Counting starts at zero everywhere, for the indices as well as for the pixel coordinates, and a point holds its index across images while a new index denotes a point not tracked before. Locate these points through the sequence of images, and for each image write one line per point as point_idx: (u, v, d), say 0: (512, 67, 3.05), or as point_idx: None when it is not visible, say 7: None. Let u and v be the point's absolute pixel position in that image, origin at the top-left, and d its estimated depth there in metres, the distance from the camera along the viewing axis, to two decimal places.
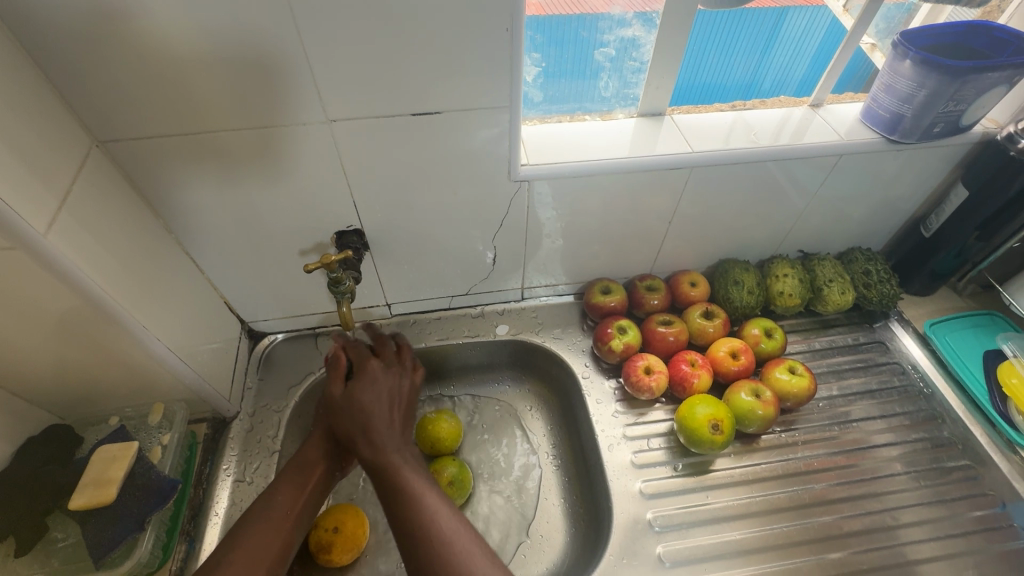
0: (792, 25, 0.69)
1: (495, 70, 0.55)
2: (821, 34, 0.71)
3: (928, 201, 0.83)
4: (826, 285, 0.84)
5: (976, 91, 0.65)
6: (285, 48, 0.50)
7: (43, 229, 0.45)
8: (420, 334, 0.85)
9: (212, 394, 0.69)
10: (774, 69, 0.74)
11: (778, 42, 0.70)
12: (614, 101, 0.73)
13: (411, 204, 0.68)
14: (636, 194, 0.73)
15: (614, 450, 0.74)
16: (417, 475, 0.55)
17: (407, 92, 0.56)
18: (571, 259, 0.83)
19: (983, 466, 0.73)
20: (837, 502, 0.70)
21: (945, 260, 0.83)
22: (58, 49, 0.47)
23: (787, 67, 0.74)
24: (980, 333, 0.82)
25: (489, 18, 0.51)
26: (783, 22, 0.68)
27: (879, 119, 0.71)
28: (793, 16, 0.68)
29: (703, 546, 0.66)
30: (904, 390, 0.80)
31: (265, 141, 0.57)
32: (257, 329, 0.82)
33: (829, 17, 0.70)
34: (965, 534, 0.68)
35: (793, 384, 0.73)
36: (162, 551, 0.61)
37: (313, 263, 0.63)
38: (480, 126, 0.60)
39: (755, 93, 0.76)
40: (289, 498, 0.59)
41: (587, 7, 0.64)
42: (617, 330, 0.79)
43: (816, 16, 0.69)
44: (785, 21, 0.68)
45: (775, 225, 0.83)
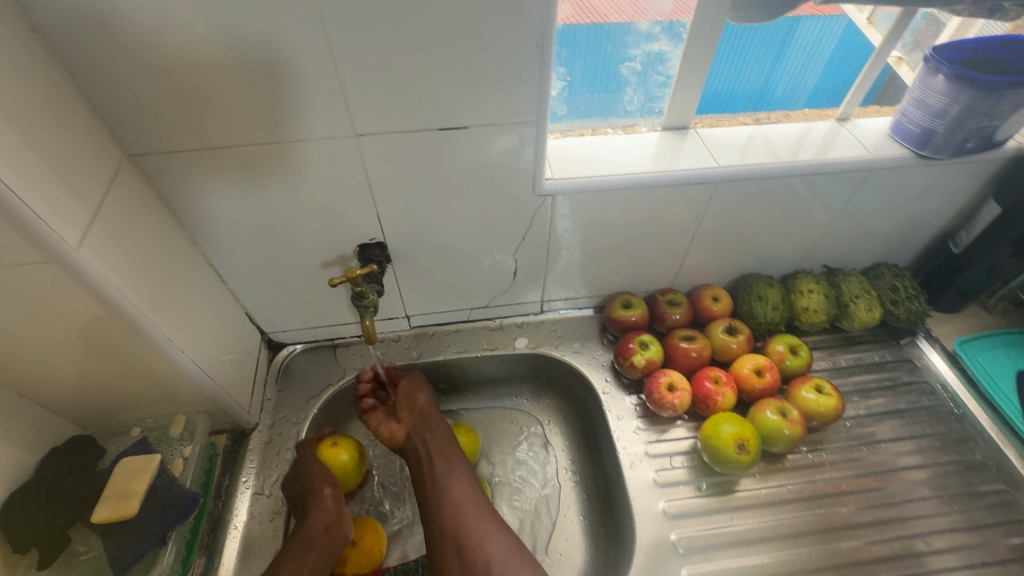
0: (804, 34, 0.68)
1: (523, 85, 0.55)
2: (833, 42, 0.70)
3: (958, 217, 0.81)
4: (852, 301, 0.82)
5: (1012, 106, 0.63)
6: (317, 62, 0.50)
7: (76, 242, 0.45)
8: (438, 346, 0.84)
9: (233, 405, 0.69)
10: (786, 79, 0.72)
11: (790, 50, 0.69)
12: (638, 115, 0.72)
13: (434, 217, 0.67)
14: (659, 208, 0.73)
15: (635, 467, 0.73)
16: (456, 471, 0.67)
17: (434, 106, 0.55)
18: (591, 272, 0.82)
19: (1018, 490, 0.71)
20: (865, 525, 0.68)
21: (976, 277, 0.81)
22: (95, 63, 0.47)
23: (798, 77, 0.72)
24: (1012, 352, 0.80)
25: (519, 34, 0.51)
26: (794, 31, 0.67)
27: (910, 134, 0.70)
28: (804, 25, 0.66)
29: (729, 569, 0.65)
30: (934, 411, 0.78)
31: (291, 154, 0.57)
32: (276, 339, 0.82)
33: (842, 26, 0.68)
34: (1001, 561, 0.66)
35: (819, 403, 0.72)
36: (182, 565, 0.61)
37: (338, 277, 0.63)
38: (505, 139, 0.60)
39: (767, 102, 0.75)
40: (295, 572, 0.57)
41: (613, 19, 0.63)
42: (638, 345, 0.78)
43: (828, 25, 0.68)
44: (797, 30, 0.67)
45: (800, 239, 0.82)
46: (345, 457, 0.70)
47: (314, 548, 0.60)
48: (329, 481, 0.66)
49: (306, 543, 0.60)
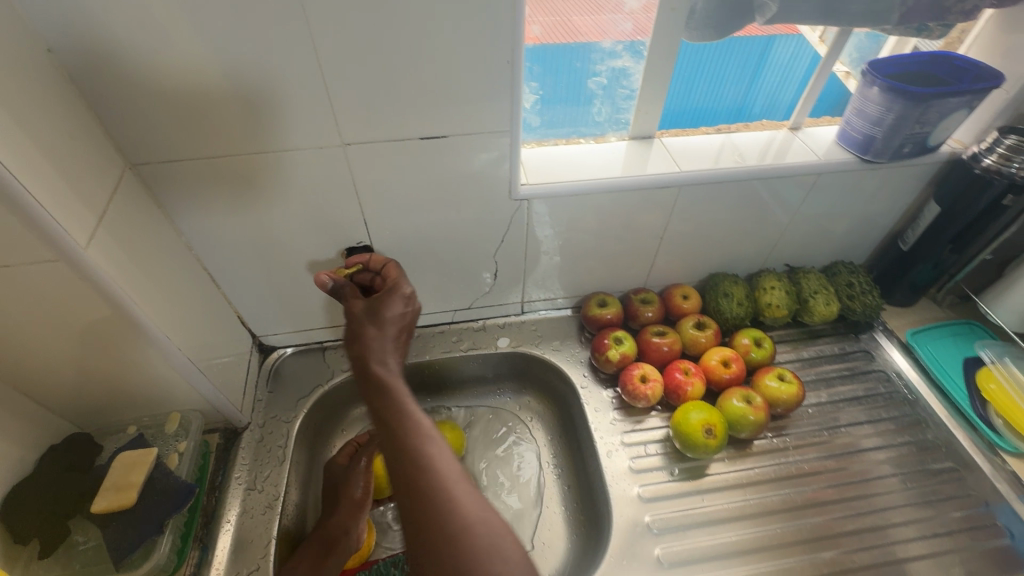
0: (779, 53, 0.74)
1: (497, 99, 0.60)
2: (805, 63, 0.76)
3: (904, 217, 0.88)
4: (811, 297, 0.88)
5: (940, 114, 0.70)
6: (307, 78, 0.55)
7: (84, 242, 0.48)
8: (424, 346, 0.89)
9: (226, 404, 0.72)
10: (763, 95, 0.79)
11: (766, 68, 0.75)
12: (607, 126, 0.78)
13: (419, 221, 0.72)
14: (630, 213, 0.78)
15: (612, 456, 0.77)
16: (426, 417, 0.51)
17: (416, 118, 0.60)
18: (568, 275, 0.87)
19: (967, 468, 0.76)
20: (828, 503, 0.73)
21: (924, 272, 0.87)
22: (101, 78, 0.51)
23: (775, 94, 0.79)
24: (960, 341, 0.86)
25: (494, 51, 0.56)
26: (770, 49, 0.73)
27: (853, 141, 0.76)
28: (779, 44, 0.73)
29: (700, 547, 0.68)
30: (889, 396, 0.84)
31: (283, 163, 0.62)
32: (267, 343, 0.86)
33: (810, 55, 0.75)
34: (952, 532, 0.70)
35: (782, 390, 0.77)
36: (177, 556, 0.63)
37: (357, 258, 0.70)
38: (482, 148, 0.64)
39: (746, 116, 0.81)
40: None
41: (583, 35, 0.68)
42: (613, 340, 0.82)
43: (801, 47, 0.74)
44: (772, 49, 0.73)
45: (761, 240, 0.88)
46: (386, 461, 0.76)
47: (330, 552, 0.66)
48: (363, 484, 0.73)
49: (326, 544, 0.67)
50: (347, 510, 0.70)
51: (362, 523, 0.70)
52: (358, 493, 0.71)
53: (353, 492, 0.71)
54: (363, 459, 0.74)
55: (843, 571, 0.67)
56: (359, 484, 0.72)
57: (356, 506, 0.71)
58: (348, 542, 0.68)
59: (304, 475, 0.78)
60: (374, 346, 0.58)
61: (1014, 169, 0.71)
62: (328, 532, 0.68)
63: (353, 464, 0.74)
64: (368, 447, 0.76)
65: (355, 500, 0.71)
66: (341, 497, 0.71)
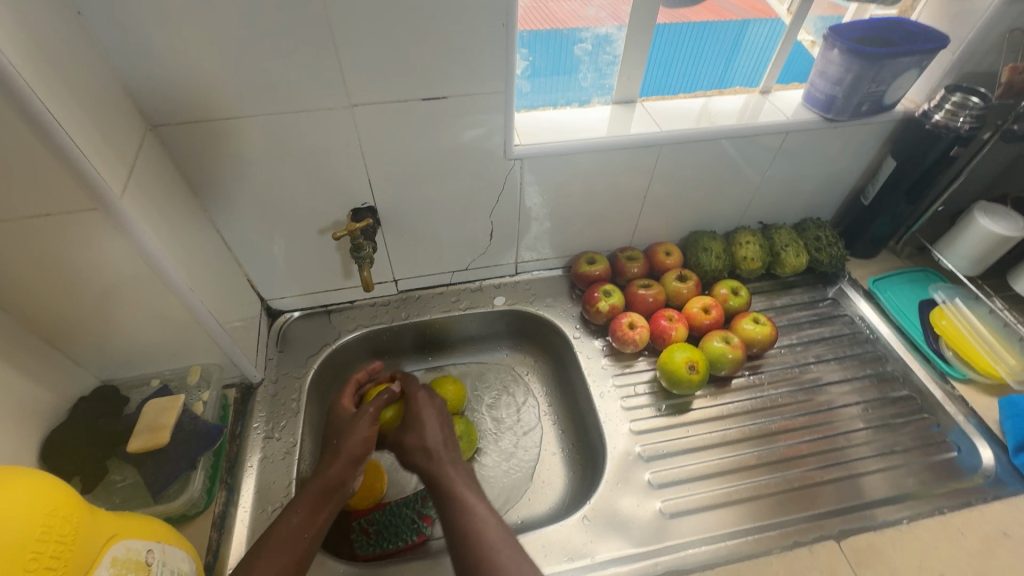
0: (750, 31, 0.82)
1: (494, 61, 0.64)
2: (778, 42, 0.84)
3: (865, 174, 0.96)
4: (783, 250, 0.95)
5: (893, 74, 0.77)
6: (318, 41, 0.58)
7: (119, 192, 0.52)
8: (424, 306, 0.94)
9: (242, 359, 0.76)
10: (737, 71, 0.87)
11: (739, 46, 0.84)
12: (592, 91, 0.83)
13: (419, 182, 0.76)
14: (615, 174, 0.84)
15: (605, 397, 0.83)
16: (468, 490, 0.63)
17: (417, 81, 0.64)
18: (559, 235, 0.93)
19: (921, 395, 0.84)
20: (796, 430, 0.80)
21: (884, 223, 0.96)
22: (125, 41, 0.54)
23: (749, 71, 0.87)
24: (916, 286, 0.95)
25: (489, 14, 0.59)
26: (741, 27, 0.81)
27: (817, 101, 0.83)
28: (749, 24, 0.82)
29: (685, 470, 0.76)
30: (853, 336, 0.92)
31: (294, 125, 0.65)
32: (275, 306, 0.90)
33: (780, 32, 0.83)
34: (907, 449, 0.78)
35: (756, 331, 0.84)
36: (207, 494, 0.67)
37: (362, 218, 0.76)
38: (479, 108, 0.68)
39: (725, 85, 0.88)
40: (302, 525, 0.60)
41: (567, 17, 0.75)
42: (602, 293, 0.89)
43: (773, 26, 0.83)
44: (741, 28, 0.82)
45: (736, 198, 0.94)
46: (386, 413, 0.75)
47: (329, 499, 0.63)
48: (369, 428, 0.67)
49: (325, 493, 0.62)
50: (347, 458, 0.65)
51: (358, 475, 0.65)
52: (361, 443, 0.66)
53: (354, 442, 0.66)
54: (373, 405, 0.69)
55: (810, 485, 0.74)
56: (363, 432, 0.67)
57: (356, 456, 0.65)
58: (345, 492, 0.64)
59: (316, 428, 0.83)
60: (423, 438, 0.68)
61: (960, 124, 0.79)
62: (326, 480, 0.63)
63: (361, 411, 0.69)
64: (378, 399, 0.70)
65: (355, 454, 0.65)
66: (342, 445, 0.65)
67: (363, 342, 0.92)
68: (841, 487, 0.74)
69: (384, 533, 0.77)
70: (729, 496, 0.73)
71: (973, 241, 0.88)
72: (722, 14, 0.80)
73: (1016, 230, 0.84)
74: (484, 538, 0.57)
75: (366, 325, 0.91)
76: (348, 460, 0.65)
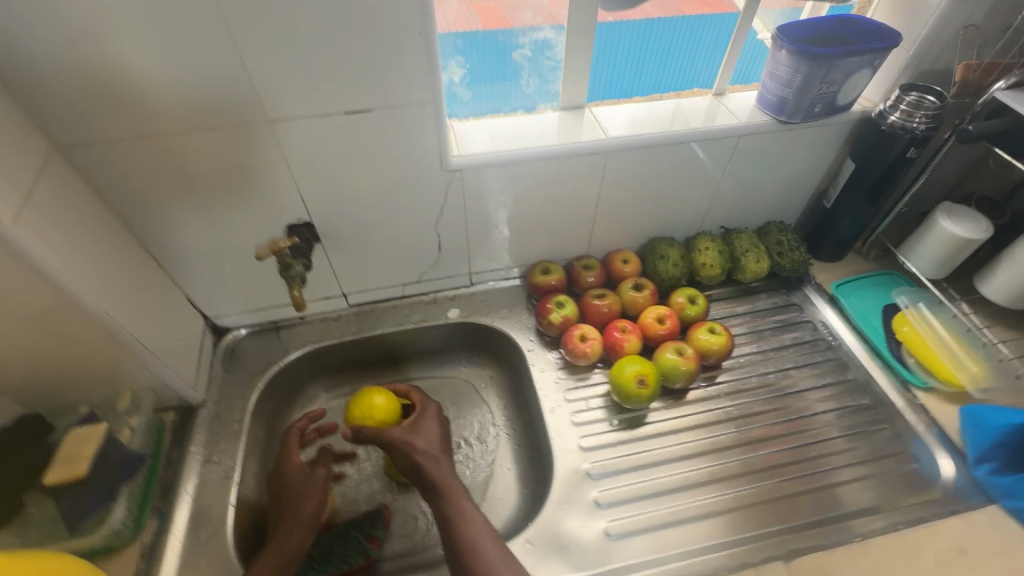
0: (698, 29, 0.79)
1: (416, 71, 0.61)
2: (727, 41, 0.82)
3: (826, 175, 0.93)
4: (743, 255, 0.93)
5: (843, 74, 0.74)
6: (222, 55, 0.56)
7: (10, 219, 0.50)
8: (376, 320, 0.92)
9: (176, 381, 0.74)
10: (690, 70, 0.84)
11: (689, 46, 0.81)
12: (536, 98, 0.81)
13: (355, 196, 0.74)
14: (563, 182, 0.82)
15: (555, 412, 0.81)
16: (469, 503, 0.66)
17: (337, 94, 0.62)
18: (512, 245, 0.90)
19: (881, 404, 0.81)
20: (774, 438, 0.78)
21: (848, 226, 0.93)
22: (16, 62, 0.52)
23: (700, 71, 0.85)
24: (880, 290, 0.93)
25: (403, 25, 0.57)
26: (689, 27, 0.79)
27: (770, 103, 0.81)
28: (698, 22, 0.78)
29: (634, 487, 0.73)
30: (814, 343, 0.90)
31: (213, 142, 0.63)
32: (220, 324, 0.88)
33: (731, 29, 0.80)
34: (867, 461, 0.75)
35: (712, 342, 0.82)
36: (133, 524, 0.65)
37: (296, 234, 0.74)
38: (407, 119, 0.66)
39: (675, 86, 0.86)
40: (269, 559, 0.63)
41: (505, 21, 0.72)
42: (555, 304, 0.86)
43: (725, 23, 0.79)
44: (691, 27, 0.79)
45: (694, 202, 0.92)
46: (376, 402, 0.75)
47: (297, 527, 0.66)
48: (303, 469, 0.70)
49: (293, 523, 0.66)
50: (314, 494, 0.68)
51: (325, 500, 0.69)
52: (312, 474, 0.70)
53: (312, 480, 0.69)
54: (324, 468, 0.71)
55: (785, 496, 0.72)
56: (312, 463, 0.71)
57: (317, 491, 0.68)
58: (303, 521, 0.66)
59: (261, 449, 0.81)
60: (429, 451, 0.70)
61: (916, 123, 0.76)
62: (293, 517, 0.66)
63: (312, 477, 0.70)
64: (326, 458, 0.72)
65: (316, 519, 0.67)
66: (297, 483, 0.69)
67: (313, 359, 0.90)
68: (818, 497, 0.72)
69: (329, 556, 0.74)
70: (680, 514, 0.70)
71: (935, 244, 0.86)
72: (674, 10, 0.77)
73: (978, 233, 0.82)
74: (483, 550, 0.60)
75: (315, 342, 0.89)
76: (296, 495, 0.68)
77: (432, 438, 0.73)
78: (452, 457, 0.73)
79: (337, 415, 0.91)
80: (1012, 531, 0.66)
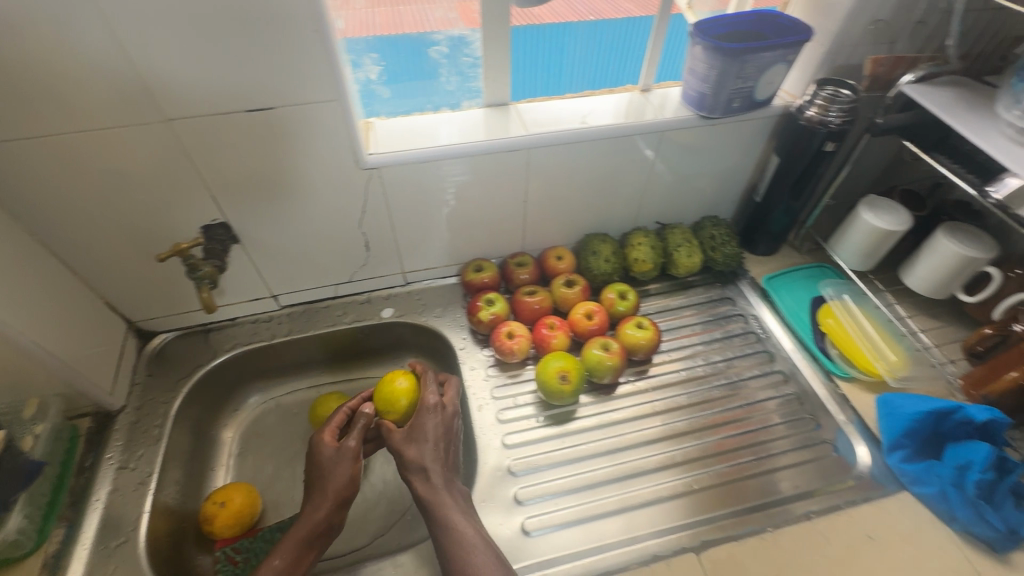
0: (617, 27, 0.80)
1: (317, 68, 0.61)
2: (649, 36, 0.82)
3: (756, 170, 0.94)
4: (675, 250, 0.93)
5: (757, 69, 0.75)
6: (106, 52, 0.54)
7: None
8: (309, 321, 0.91)
9: (90, 387, 0.72)
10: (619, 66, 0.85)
11: (612, 43, 0.82)
12: (458, 94, 0.81)
13: (272, 195, 0.73)
14: (488, 179, 0.82)
15: (482, 410, 0.81)
16: (461, 517, 0.61)
17: (237, 91, 0.61)
18: (443, 243, 0.90)
19: (805, 395, 0.82)
20: (726, 423, 0.79)
21: (778, 220, 0.94)
22: None
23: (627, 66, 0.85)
24: (810, 283, 0.94)
25: (295, 21, 0.57)
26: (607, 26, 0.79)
27: (691, 99, 0.81)
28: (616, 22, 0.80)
29: (555, 482, 0.73)
30: (744, 337, 0.90)
31: (110, 141, 0.62)
32: (145, 328, 0.86)
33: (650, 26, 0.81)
34: (791, 450, 0.76)
35: (639, 337, 0.82)
36: (37, 534, 0.64)
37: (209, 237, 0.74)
38: (313, 117, 0.66)
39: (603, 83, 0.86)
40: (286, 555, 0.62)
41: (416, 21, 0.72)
42: (485, 302, 0.86)
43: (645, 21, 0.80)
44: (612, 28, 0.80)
45: (626, 198, 0.92)
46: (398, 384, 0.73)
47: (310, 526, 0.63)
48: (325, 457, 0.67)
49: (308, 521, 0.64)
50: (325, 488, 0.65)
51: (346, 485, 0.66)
52: (331, 463, 0.67)
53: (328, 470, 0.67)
54: (352, 441, 0.68)
55: (727, 484, 0.72)
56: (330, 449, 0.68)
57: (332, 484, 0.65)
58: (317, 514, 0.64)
59: (185, 454, 0.80)
60: (421, 459, 0.65)
61: (832, 119, 0.77)
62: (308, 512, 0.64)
63: (336, 464, 0.67)
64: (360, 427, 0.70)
65: (343, 496, 0.65)
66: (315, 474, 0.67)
67: (243, 362, 0.88)
68: (760, 484, 0.72)
69: (251, 561, 0.73)
70: (600, 509, 0.70)
71: (859, 237, 0.87)
72: (591, 12, 0.78)
73: (899, 224, 0.83)
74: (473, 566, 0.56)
75: (245, 344, 0.88)
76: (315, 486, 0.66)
77: (434, 431, 0.68)
78: (453, 468, 0.67)
79: (270, 417, 0.90)
80: (922, 517, 0.67)
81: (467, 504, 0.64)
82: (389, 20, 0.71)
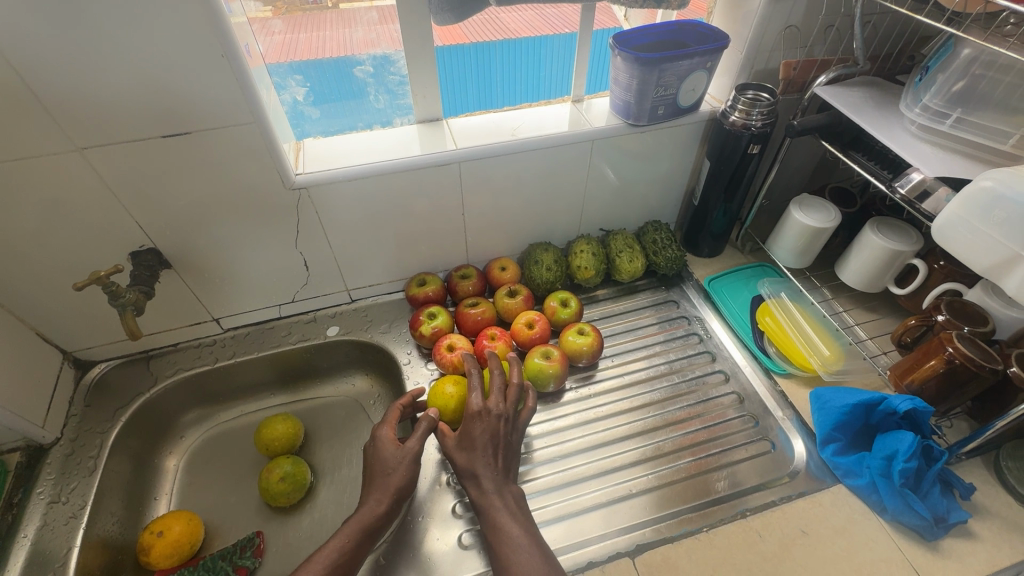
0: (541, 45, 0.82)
1: (230, 90, 0.62)
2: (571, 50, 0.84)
3: (693, 174, 0.96)
4: (617, 255, 0.94)
5: (677, 77, 0.77)
6: (6, 86, 0.55)
7: None
8: (253, 343, 0.90)
9: (18, 422, 0.71)
10: (548, 78, 0.87)
11: (539, 58, 0.84)
12: (389, 112, 0.82)
13: (200, 218, 0.73)
14: (422, 195, 0.82)
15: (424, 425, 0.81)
16: (511, 518, 0.61)
17: (150, 117, 0.61)
18: (385, 260, 0.90)
19: (746, 393, 0.83)
20: (688, 419, 0.80)
21: (718, 220, 0.95)
22: None
23: (559, 76, 0.87)
24: (750, 283, 0.97)
25: (200, 47, 0.57)
26: (530, 44, 0.81)
27: (618, 107, 0.83)
28: (540, 40, 0.81)
29: (529, 483, 0.73)
30: (686, 339, 0.91)
31: (22, 172, 0.61)
32: (83, 358, 0.85)
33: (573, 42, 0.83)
34: (733, 447, 0.76)
35: (581, 344, 0.82)
36: None
37: (137, 262, 0.73)
38: (233, 139, 0.66)
39: (539, 95, 0.88)
40: (333, 545, 0.59)
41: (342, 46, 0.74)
42: (427, 315, 0.86)
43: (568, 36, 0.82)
44: (535, 43, 0.81)
45: (567, 208, 0.94)
46: (450, 391, 0.75)
47: (363, 521, 0.61)
48: (386, 452, 0.66)
49: (362, 516, 0.61)
50: (382, 487, 0.64)
51: (404, 480, 0.64)
52: (388, 459, 0.66)
53: (386, 471, 0.65)
54: (414, 442, 0.66)
55: (673, 483, 0.73)
56: (391, 445, 0.67)
57: (390, 481, 0.64)
58: (367, 511, 0.62)
59: (125, 484, 0.78)
60: (473, 466, 0.65)
61: (754, 122, 0.79)
62: (365, 508, 0.62)
63: (403, 458, 0.65)
64: (420, 428, 0.68)
65: (401, 493, 0.64)
66: (374, 472, 0.65)
67: (185, 388, 0.87)
68: (706, 481, 0.73)
69: None
70: (579, 505, 0.71)
71: (793, 235, 0.88)
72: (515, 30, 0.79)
73: (828, 221, 0.85)
74: (515, 566, 0.56)
75: (187, 369, 0.87)
76: (375, 481, 0.65)
77: (488, 433, 0.66)
78: (509, 471, 0.66)
79: (216, 442, 0.89)
80: (854, 509, 0.68)
81: (521, 506, 0.63)
82: (311, 45, 0.73)
